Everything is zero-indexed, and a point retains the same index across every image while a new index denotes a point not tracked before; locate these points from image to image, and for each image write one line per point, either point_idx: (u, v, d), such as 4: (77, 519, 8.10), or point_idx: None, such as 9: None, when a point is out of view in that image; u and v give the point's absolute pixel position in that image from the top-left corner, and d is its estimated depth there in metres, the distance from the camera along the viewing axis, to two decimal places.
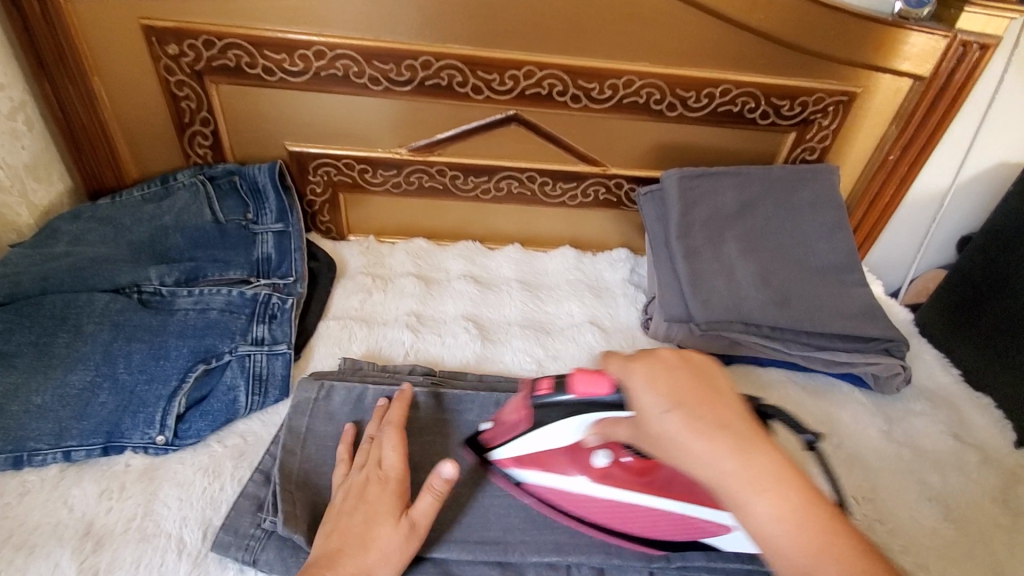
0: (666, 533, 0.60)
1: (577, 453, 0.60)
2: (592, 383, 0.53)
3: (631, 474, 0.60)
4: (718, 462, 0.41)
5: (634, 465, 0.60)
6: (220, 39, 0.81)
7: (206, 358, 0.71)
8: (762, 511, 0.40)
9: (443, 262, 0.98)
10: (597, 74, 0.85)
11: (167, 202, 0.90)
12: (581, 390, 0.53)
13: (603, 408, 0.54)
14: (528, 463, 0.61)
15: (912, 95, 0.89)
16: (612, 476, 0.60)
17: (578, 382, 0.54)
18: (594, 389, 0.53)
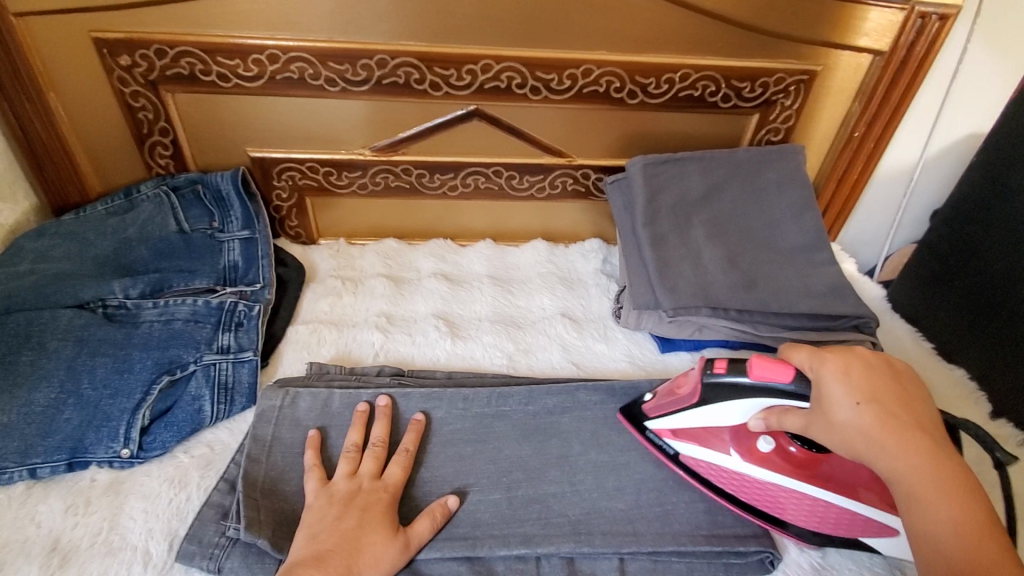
0: (749, 499, 0.63)
1: (743, 436, 0.63)
2: (772, 369, 0.57)
3: (792, 464, 0.62)
4: (889, 456, 0.49)
5: (800, 456, 0.62)
6: (172, 47, 0.81)
7: (171, 368, 0.71)
8: (944, 513, 0.46)
9: (414, 261, 0.98)
10: (555, 64, 0.85)
11: (130, 215, 0.89)
12: (758, 373, 0.57)
13: (780, 394, 0.58)
14: (689, 438, 0.64)
15: (873, 70, 0.89)
16: (773, 462, 0.62)
17: (757, 367, 0.58)
18: (775, 375, 0.57)
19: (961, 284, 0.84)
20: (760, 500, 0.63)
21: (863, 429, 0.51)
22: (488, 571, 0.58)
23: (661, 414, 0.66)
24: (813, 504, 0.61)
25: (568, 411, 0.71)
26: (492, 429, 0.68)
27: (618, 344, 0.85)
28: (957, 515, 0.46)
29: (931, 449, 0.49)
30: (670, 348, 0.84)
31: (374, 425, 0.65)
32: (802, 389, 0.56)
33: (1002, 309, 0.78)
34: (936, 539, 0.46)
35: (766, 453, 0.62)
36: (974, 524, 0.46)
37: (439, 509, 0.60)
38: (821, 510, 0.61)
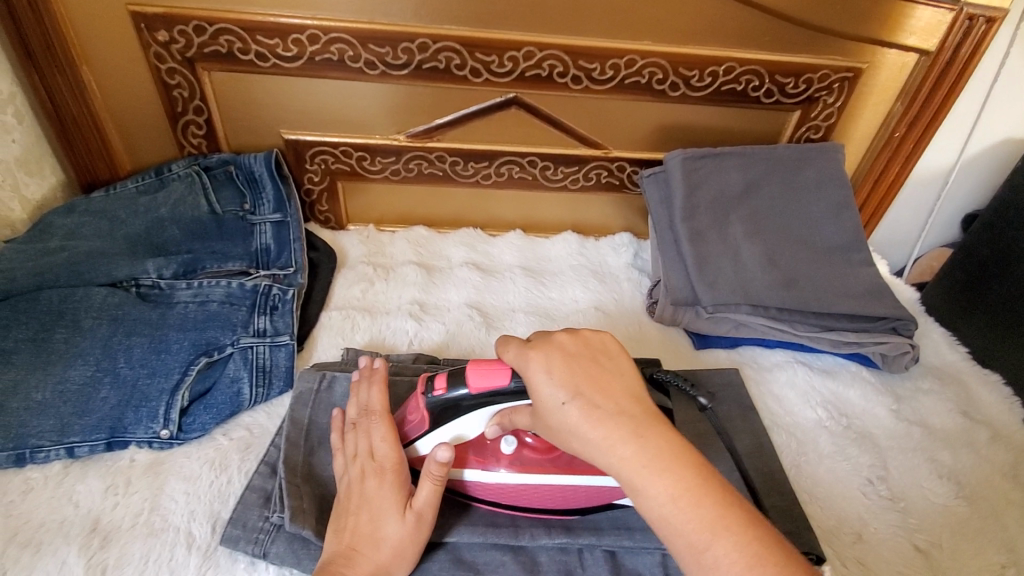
0: (623, 500, 0.60)
1: (485, 446, 0.59)
2: (487, 376, 0.54)
3: (539, 455, 0.59)
4: (597, 442, 0.45)
5: (538, 445, 0.60)
6: (211, 24, 0.79)
7: (208, 350, 0.70)
8: (657, 495, 0.44)
9: (444, 249, 0.97)
10: (597, 54, 0.84)
11: (162, 194, 0.88)
12: (476, 384, 0.54)
13: (503, 399, 0.54)
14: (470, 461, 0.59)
15: (919, 70, 0.87)
16: (522, 459, 0.59)
17: (472, 377, 0.54)
18: (493, 379, 0.53)
19: (999, 291, 0.85)
20: (577, 497, 0.60)
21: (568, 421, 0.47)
22: (532, 562, 0.58)
23: (410, 445, 0.58)
24: None
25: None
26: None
27: (652, 339, 0.85)
28: (676, 488, 0.44)
29: (632, 428, 0.46)
30: (706, 345, 0.83)
31: (372, 390, 0.60)
32: None
33: None
34: (671, 518, 0.43)
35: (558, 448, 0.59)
36: (697, 493, 0.44)
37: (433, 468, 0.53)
38: None
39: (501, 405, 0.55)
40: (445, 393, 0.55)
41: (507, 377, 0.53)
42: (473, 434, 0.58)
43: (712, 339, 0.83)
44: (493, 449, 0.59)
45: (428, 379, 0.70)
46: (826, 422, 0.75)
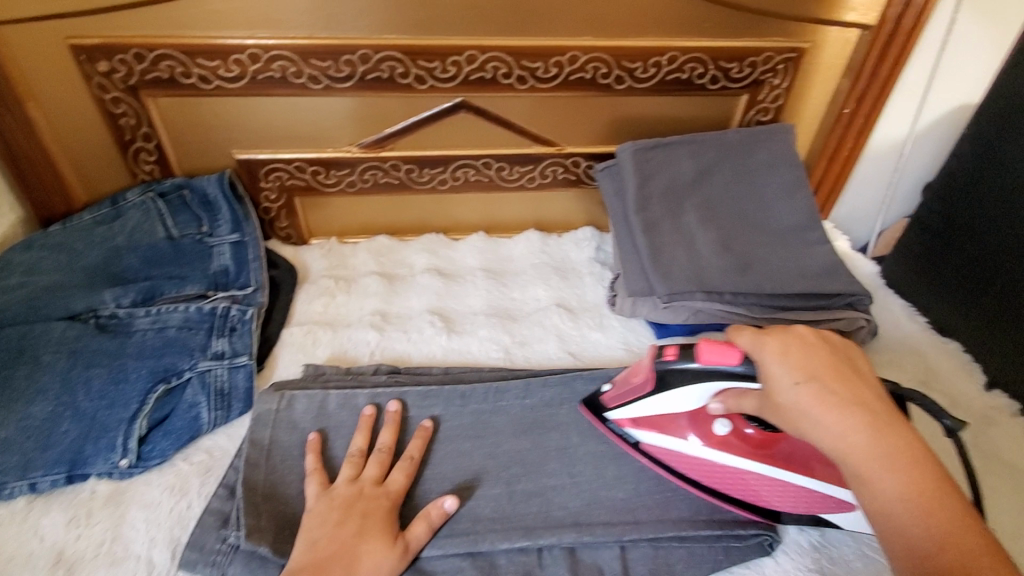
0: (714, 483, 0.63)
1: (699, 421, 0.64)
2: (721, 353, 0.57)
3: (751, 446, 0.63)
4: (831, 429, 0.47)
5: (756, 437, 0.63)
6: (151, 51, 0.79)
7: (166, 377, 0.71)
8: (890, 487, 0.44)
9: (407, 257, 0.97)
10: (540, 53, 0.84)
11: (118, 223, 0.88)
12: (707, 358, 0.57)
13: (727, 378, 0.57)
14: (646, 425, 0.65)
15: (862, 45, 0.88)
16: (732, 445, 0.63)
17: (706, 351, 0.57)
18: (724, 360, 0.56)
19: (955, 258, 0.84)
20: (721, 477, 0.63)
21: (802, 405, 0.49)
22: (491, 565, 0.59)
23: (620, 404, 0.65)
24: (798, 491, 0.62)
25: (567, 401, 0.71)
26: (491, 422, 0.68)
27: (614, 332, 0.85)
28: (909, 483, 0.44)
29: (878, 420, 0.47)
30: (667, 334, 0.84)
31: (383, 431, 0.65)
32: (750, 370, 0.55)
33: (997, 280, 0.78)
34: (893, 514, 0.44)
35: (724, 436, 0.63)
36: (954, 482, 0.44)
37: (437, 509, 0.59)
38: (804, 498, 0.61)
39: (731, 383, 0.58)
40: (676, 361, 0.59)
41: (738, 360, 0.56)
42: (677, 407, 0.63)
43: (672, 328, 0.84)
44: (706, 426, 0.64)
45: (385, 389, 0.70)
46: None
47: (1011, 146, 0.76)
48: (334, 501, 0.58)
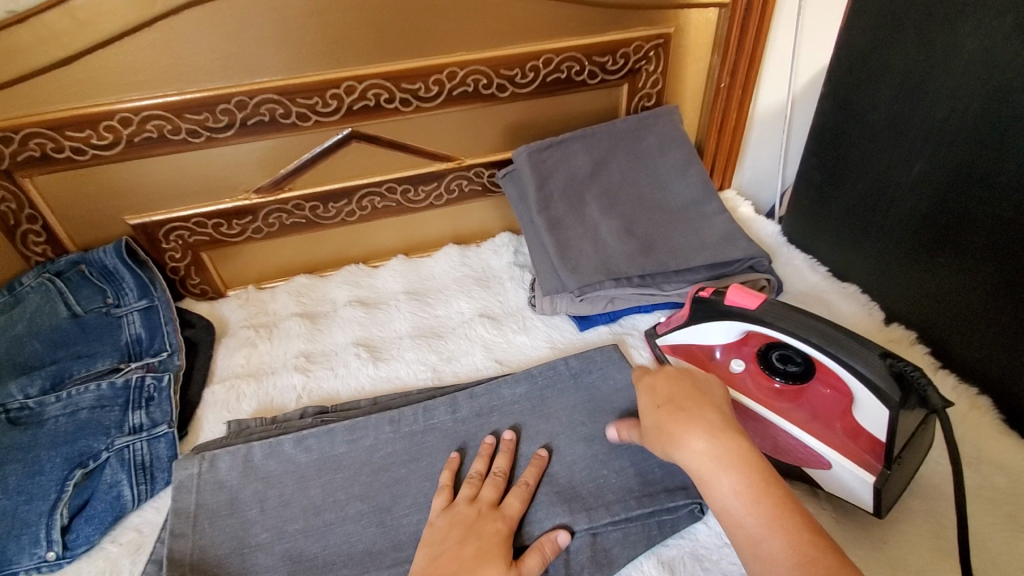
0: None
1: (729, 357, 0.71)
2: (746, 296, 0.65)
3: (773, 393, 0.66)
4: (679, 441, 0.52)
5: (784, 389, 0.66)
6: (16, 132, 0.77)
7: (83, 461, 0.69)
8: (725, 488, 0.48)
9: (327, 293, 0.97)
10: (417, 74, 0.85)
11: (16, 309, 0.84)
12: (728, 298, 0.66)
13: (745, 320, 0.65)
14: (682, 354, 0.74)
15: (723, 22, 0.92)
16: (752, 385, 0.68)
17: (731, 293, 0.66)
18: (741, 301, 0.65)
19: (840, 207, 0.89)
20: None
21: (657, 422, 0.55)
22: None
23: (666, 332, 0.76)
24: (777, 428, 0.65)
25: (495, 409, 0.72)
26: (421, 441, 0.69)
27: (538, 332, 0.87)
28: (737, 487, 0.47)
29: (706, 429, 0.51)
30: (588, 325, 0.87)
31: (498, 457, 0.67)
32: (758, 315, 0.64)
33: (876, 224, 0.84)
34: (739, 519, 0.47)
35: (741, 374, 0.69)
36: (758, 492, 0.47)
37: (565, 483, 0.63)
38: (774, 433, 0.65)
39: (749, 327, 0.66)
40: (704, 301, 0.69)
41: (756, 303, 0.64)
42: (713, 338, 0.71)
43: (592, 318, 0.87)
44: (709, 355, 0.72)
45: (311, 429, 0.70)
46: None
47: (863, 100, 0.82)
48: (456, 519, 0.60)
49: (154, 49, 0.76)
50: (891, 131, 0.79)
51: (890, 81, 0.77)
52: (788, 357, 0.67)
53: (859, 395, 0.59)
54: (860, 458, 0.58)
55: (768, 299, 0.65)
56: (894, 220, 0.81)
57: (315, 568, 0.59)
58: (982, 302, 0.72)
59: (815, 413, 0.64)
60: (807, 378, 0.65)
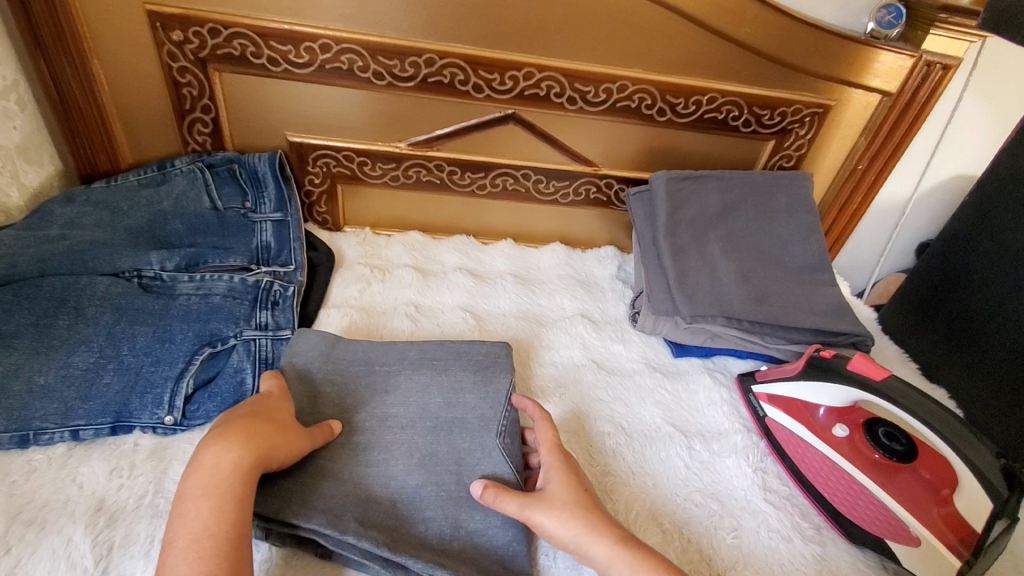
0: (798, 456, 0.73)
1: (828, 417, 0.73)
2: (870, 366, 0.69)
3: (867, 462, 0.69)
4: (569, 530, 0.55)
5: (877, 460, 0.69)
6: (226, 27, 0.82)
7: (212, 341, 0.73)
8: None
9: (438, 255, 1.01)
10: (592, 78, 0.89)
11: (165, 188, 0.90)
12: (854, 363, 0.70)
13: (863, 387, 0.68)
14: (781, 403, 0.77)
15: (881, 110, 0.96)
16: (845, 449, 0.70)
17: (856, 359, 0.70)
18: (868, 369, 0.69)
19: (947, 312, 0.92)
20: (798, 451, 0.73)
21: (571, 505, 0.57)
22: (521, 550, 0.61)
23: (767, 379, 0.79)
24: (864, 496, 0.67)
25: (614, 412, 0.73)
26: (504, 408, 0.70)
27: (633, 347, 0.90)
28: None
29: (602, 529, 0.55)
30: (683, 353, 0.90)
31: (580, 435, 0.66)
32: (879, 387, 0.67)
33: (985, 337, 0.86)
34: None
35: (840, 438, 0.71)
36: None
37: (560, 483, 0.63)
38: (861, 501, 0.67)
39: (864, 395, 0.69)
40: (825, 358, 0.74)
41: (881, 375, 0.68)
42: (819, 398, 0.74)
43: (689, 348, 0.90)
44: (809, 411, 0.74)
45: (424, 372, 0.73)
46: None
47: (1004, 218, 0.85)
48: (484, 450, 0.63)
49: None
50: None
51: None
52: (893, 436, 0.70)
53: (964, 481, 0.61)
54: (950, 542, 0.60)
55: (891, 374, 0.68)
56: (1006, 338, 0.83)
57: None
58: None
59: (908, 491, 0.66)
60: (909, 459, 0.68)
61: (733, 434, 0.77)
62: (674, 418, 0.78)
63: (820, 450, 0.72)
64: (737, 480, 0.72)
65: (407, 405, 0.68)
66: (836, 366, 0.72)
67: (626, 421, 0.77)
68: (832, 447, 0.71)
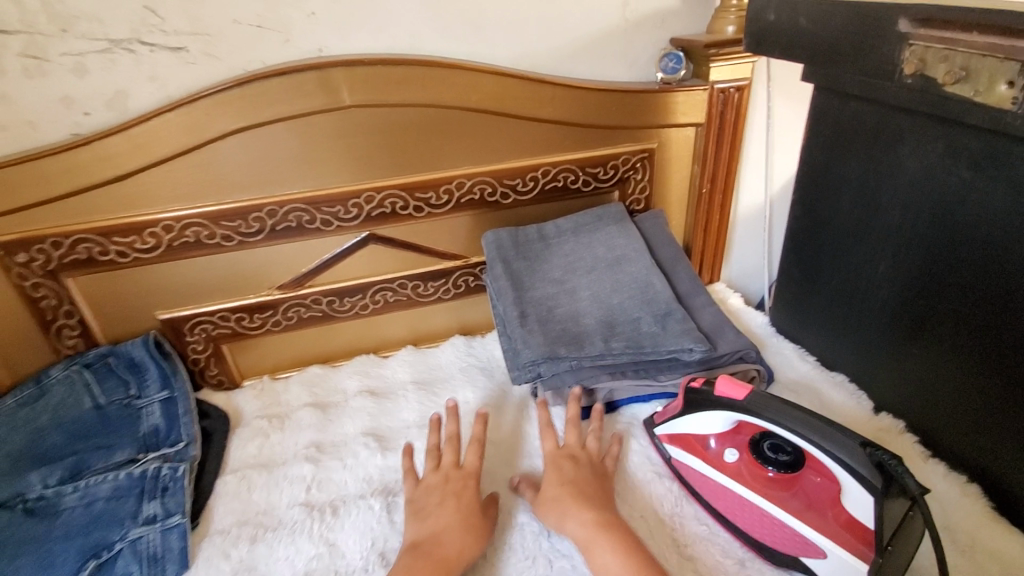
0: (707, 494, 0.72)
1: (720, 445, 0.74)
2: (734, 388, 0.70)
3: (765, 481, 0.69)
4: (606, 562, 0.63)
5: (775, 477, 0.69)
6: (67, 237, 0.85)
7: (97, 552, 0.71)
8: None
9: (339, 383, 1.01)
10: (429, 185, 0.95)
11: (41, 401, 0.88)
12: (721, 390, 0.70)
13: (732, 410, 0.70)
14: (678, 442, 0.77)
15: (699, 138, 1.04)
16: (743, 473, 0.70)
17: (720, 385, 0.71)
18: (733, 393, 0.69)
19: (820, 299, 0.96)
20: (703, 487, 0.72)
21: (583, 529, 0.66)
22: None
23: (663, 420, 0.80)
24: (773, 521, 0.66)
25: (561, 235, 0.99)
26: (587, 256, 0.96)
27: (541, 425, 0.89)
28: None
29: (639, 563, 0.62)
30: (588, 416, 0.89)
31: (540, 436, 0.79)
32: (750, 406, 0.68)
33: (853, 317, 0.90)
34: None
35: (735, 463, 0.71)
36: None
37: (523, 484, 0.76)
38: (771, 526, 0.66)
39: (738, 417, 0.70)
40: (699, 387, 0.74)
41: (743, 394, 0.69)
42: (708, 429, 0.74)
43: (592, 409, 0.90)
44: (702, 443, 0.75)
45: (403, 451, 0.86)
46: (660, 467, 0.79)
47: (830, 207, 0.91)
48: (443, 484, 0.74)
49: (199, 166, 0.86)
50: (854, 234, 0.87)
51: (850, 191, 0.86)
52: (779, 447, 0.70)
53: (846, 483, 0.62)
54: (853, 545, 0.60)
55: (755, 390, 0.69)
56: (870, 314, 0.87)
57: None
58: (968, 396, 0.73)
59: (809, 501, 0.66)
60: (798, 467, 0.68)
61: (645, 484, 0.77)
62: None
63: (722, 482, 0.71)
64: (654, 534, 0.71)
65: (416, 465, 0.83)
66: (706, 395, 0.73)
67: (538, 503, 0.76)
68: (731, 476, 0.70)
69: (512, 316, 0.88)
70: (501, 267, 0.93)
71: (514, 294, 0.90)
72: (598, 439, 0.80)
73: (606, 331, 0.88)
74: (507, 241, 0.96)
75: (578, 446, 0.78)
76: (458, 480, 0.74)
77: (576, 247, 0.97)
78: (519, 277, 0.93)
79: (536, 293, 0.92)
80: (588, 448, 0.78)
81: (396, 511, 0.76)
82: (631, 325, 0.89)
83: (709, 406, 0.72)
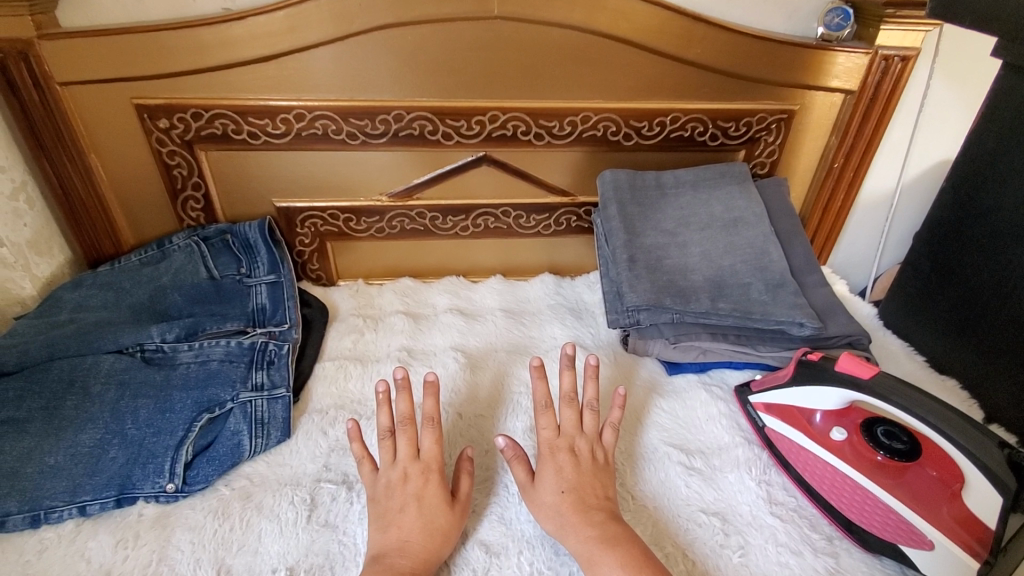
0: (801, 467, 0.71)
1: (823, 422, 0.72)
2: (857, 366, 0.69)
3: (870, 464, 0.67)
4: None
5: (883, 462, 0.67)
6: (207, 110, 0.88)
7: (210, 407, 0.75)
8: None
9: (429, 297, 1.03)
10: (556, 113, 0.93)
11: (164, 264, 0.94)
12: (845, 365, 0.69)
13: (852, 387, 0.68)
14: (778, 412, 0.75)
15: (846, 108, 0.97)
16: (847, 453, 0.68)
17: (842, 360, 0.70)
18: (859, 370, 0.68)
19: (944, 297, 0.90)
20: (798, 458, 0.71)
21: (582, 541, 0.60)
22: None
23: (763, 389, 0.78)
24: (874, 504, 0.64)
25: (679, 186, 0.95)
26: (704, 213, 0.92)
27: (629, 371, 0.88)
28: None
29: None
30: (677, 371, 0.88)
31: (423, 436, 0.69)
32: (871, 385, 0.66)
33: (981, 321, 0.84)
34: None
35: (840, 442, 0.69)
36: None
37: (465, 463, 0.67)
38: (869, 507, 0.65)
39: (859, 396, 0.67)
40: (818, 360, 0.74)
41: (870, 372, 0.68)
42: (817, 404, 0.72)
43: (683, 365, 0.89)
44: (807, 418, 0.73)
45: (489, 369, 0.87)
46: (746, 433, 0.78)
47: (986, 200, 0.83)
48: (427, 466, 0.67)
49: (339, 58, 0.86)
50: (1013, 232, 0.79)
51: (1017, 186, 0.79)
52: (894, 434, 0.68)
53: (968, 476, 0.60)
54: (965, 542, 0.58)
55: (879, 372, 0.68)
56: (1005, 320, 0.81)
57: (393, 549, 0.59)
58: None
59: (917, 492, 0.63)
60: (911, 457, 0.66)
61: (731, 446, 0.76)
62: (672, 438, 0.77)
63: (822, 458, 0.69)
64: (741, 496, 0.70)
65: (504, 387, 0.85)
66: (825, 368, 0.71)
67: (622, 443, 0.76)
68: (834, 453, 0.68)
69: (621, 259, 0.86)
70: (614, 209, 0.91)
71: (625, 238, 0.88)
72: (595, 415, 0.71)
73: (713, 290, 0.85)
74: (625, 183, 0.93)
75: (575, 431, 0.70)
76: (419, 476, 0.65)
77: (694, 201, 0.93)
78: (632, 221, 0.91)
79: (647, 240, 0.90)
80: (585, 430, 0.70)
81: (483, 425, 0.78)
82: (742, 290, 0.86)
83: (824, 381, 0.70)
